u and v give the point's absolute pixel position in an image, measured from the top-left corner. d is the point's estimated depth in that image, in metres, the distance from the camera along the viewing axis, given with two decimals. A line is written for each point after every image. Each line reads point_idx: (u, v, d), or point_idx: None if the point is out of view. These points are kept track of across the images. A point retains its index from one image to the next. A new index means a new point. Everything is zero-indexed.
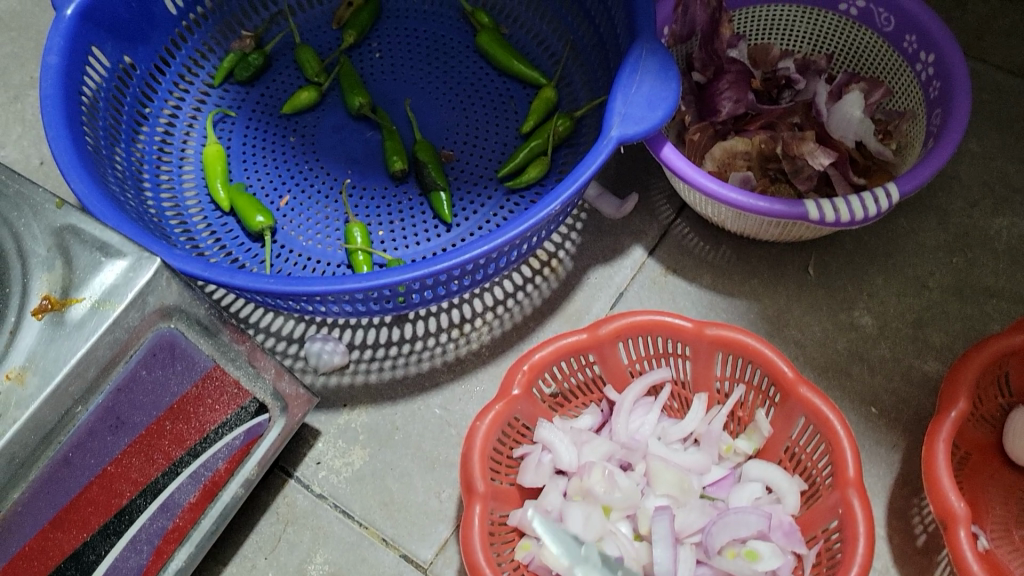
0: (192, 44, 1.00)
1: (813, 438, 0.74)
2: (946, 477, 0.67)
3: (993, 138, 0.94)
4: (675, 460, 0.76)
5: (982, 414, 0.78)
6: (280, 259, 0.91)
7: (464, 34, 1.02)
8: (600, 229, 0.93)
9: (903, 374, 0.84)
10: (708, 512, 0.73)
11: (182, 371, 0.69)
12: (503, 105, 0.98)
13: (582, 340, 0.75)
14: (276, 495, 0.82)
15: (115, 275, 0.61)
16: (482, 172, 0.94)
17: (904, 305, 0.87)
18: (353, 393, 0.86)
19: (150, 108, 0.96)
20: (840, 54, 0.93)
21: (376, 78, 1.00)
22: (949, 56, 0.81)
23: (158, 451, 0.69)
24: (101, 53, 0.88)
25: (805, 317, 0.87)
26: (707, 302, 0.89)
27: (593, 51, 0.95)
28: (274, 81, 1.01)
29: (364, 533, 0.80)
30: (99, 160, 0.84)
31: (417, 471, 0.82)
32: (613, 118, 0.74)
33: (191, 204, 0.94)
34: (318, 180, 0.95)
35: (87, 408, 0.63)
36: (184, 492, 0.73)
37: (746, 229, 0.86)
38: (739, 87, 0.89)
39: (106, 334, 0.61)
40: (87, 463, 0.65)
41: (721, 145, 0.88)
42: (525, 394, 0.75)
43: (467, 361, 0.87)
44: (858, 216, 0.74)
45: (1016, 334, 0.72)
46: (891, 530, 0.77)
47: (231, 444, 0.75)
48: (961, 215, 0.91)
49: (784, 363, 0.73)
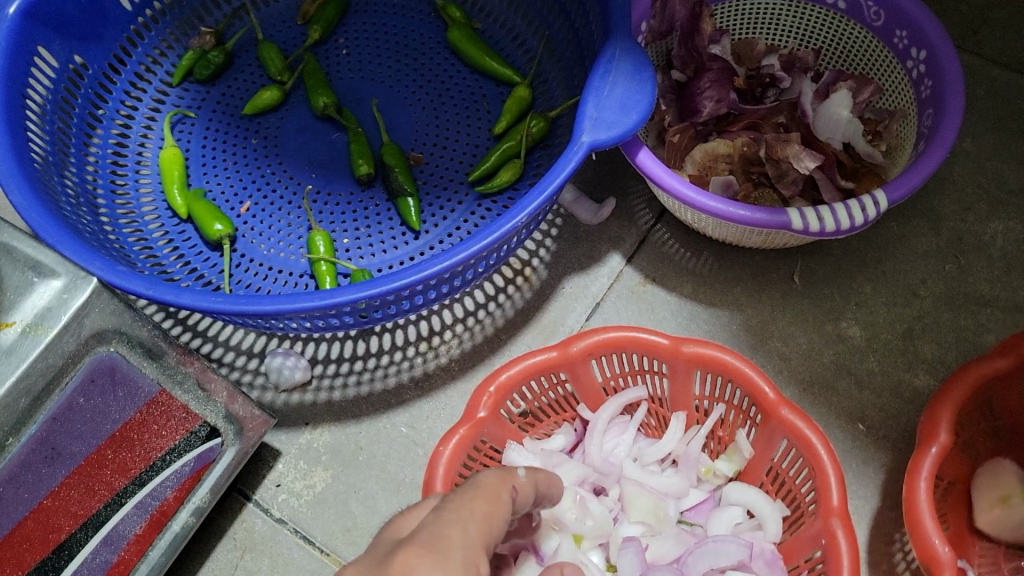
0: (149, 41, 0.95)
1: (796, 461, 0.69)
2: (929, 516, 0.63)
3: (988, 136, 0.90)
4: (651, 484, 0.72)
5: (967, 441, 0.74)
6: (240, 269, 0.87)
7: (434, 29, 0.97)
8: (575, 235, 0.89)
9: (893, 389, 0.79)
10: (684, 541, 0.70)
11: (124, 398, 0.65)
12: (475, 104, 0.93)
13: (552, 358, 0.71)
14: (233, 520, 0.78)
15: (48, 296, 0.59)
16: (452, 175, 0.90)
17: (893, 315, 0.83)
18: (315, 410, 0.82)
19: (104, 110, 0.92)
20: (827, 49, 0.89)
21: (342, 76, 0.95)
22: (942, 53, 0.76)
23: (99, 483, 0.65)
24: (48, 53, 0.84)
25: (790, 329, 0.83)
26: (687, 312, 0.85)
27: (568, 47, 0.90)
28: (236, 79, 0.97)
29: (325, 561, 0.76)
30: (45, 168, 0.80)
31: (381, 494, 0.78)
32: (585, 123, 0.70)
33: (147, 211, 0.90)
34: (280, 185, 0.90)
35: (19, 440, 0.59)
36: (129, 523, 0.68)
37: (729, 236, 0.82)
38: (721, 86, 0.85)
39: (38, 361, 0.58)
40: (21, 498, 0.61)
41: (701, 147, 0.84)
42: (492, 416, 0.71)
43: (435, 376, 0.83)
44: (843, 225, 0.70)
45: (1001, 359, 0.68)
46: (876, 555, 0.73)
47: (180, 472, 0.70)
48: (954, 219, 0.86)
49: (765, 383, 0.69)
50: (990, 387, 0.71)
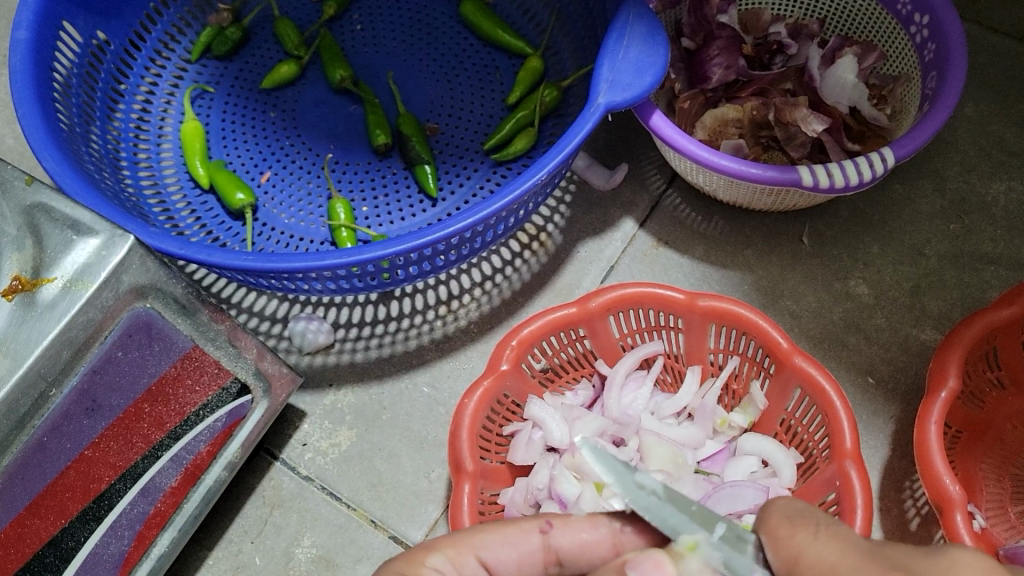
0: (168, 18, 0.97)
1: (810, 410, 0.72)
2: (939, 459, 0.66)
3: (989, 101, 0.92)
4: (669, 435, 0.74)
5: (970, 390, 0.76)
6: (262, 237, 0.89)
7: (447, 4, 0.99)
8: (589, 201, 0.91)
9: (902, 343, 0.82)
10: (702, 487, 0.71)
11: (159, 353, 0.67)
12: (489, 76, 0.96)
13: (571, 314, 0.73)
14: (261, 478, 0.80)
15: (87, 253, 0.60)
16: (468, 144, 0.92)
17: (900, 274, 0.85)
18: (339, 372, 0.84)
19: (126, 85, 0.94)
20: (832, 17, 0.91)
21: (358, 51, 0.97)
22: (943, 16, 0.78)
23: (136, 435, 0.67)
24: (73, 28, 0.86)
25: (800, 288, 0.85)
26: (699, 274, 0.87)
27: (579, 18, 0.92)
28: (253, 55, 0.99)
29: (352, 515, 0.79)
30: (73, 138, 0.81)
31: (405, 452, 0.81)
32: (600, 85, 0.72)
33: (170, 182, 0.92)
34: (299, 156, 0.92)
35: (61, 391, 0.61)
36: (165, 476, 0.70)
37: (739, 198, 0.84)
38: (729, 53, 0.87)
39: (79, 315, 0.59)
40: (63, 448, 0.63)
41: (710, 113, 0.86)
42: (514, 369, 0.73)
43: (455, 338, 0.85)
44: (851, 180, 0.72)
45: (1004, 308, 0.70)
46: (887, 501, 0.76)
47: (212, 427, 0.72)
48: (958, 180, 0.89)
49: (779, 333, 0.71)
50: (993, 338, 0.73)
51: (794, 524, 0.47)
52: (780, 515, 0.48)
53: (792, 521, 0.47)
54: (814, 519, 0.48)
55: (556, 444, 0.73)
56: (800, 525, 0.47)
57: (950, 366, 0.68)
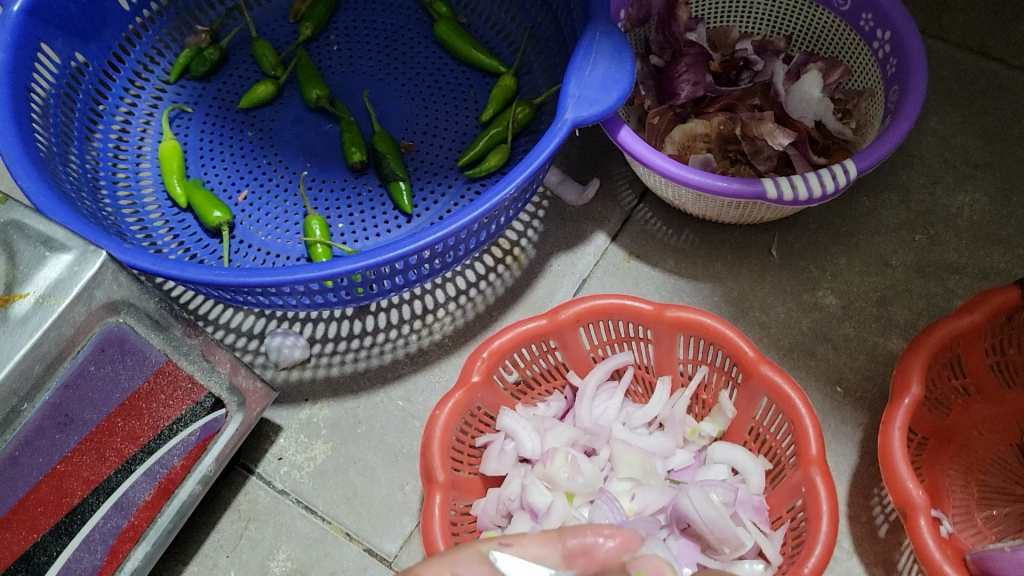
0: (147, 40, 0.99)
1: (776, 417, 0.73)
2: (902, 464, 0.66)
3: (953, 115, 0.94)
4: (639, 444, 0.75)
5: (936, 398, 0.77)
6: (239, 254, 0.90)
7: (422, 24, 1.01)
8: (562, 216, 0.92)
9: (869, 352, 0.83)
10: (669, 491, 0.72)
11: (132, 367, 0.68)
12: (463, 94, 0.97)
13: (541, 326, 0.74)
14: (237, 492, 0.81)
15: (59, 270, 0.61)
16: (442, 161, 0.94)
17: (867, 284, 0.86)
18: (315, 386, 0.85)
19: (104, 106, 0.95)
20: (798, 34, 0.93)
21: (334, 70, 0.99)
22: (905, 32, 0.80)
23: (109, 449, 0.68)
24: (51, 50, 0.87)
25: (769, 299, 0.86)
26: (670, 286, 0.88)
27: (551, 37, 0.94)
28: (230, 76, 1.00)
29: (327, 528, 0.79)
30: (50, 160, 0.83)
31: (380, 464, 0.81)
32: (568, 101, 0.72)
33: (149, 201, 0.93)
34: (277, 174, 0.94)
35: (33, 405, 0.61)
36: (138, 490, 0.71)
37: (708, 211, 0.85)
38: (698, 70, 0.89)
39: (51, 330, 0.60)
40: (35, 462, 0.64)
41: (679, 128, 0.88)
42: (485, 381, 0.73)
43: (430, 351, 0.86)
44: (816, 192, 0.72)
45: (966, 315, 0.71)
46: (855, 508, 0.77)
47: (187, 440, 0.73)
48: (923, 193, 0.90)
49: (746, 342, 0.71)
50: (957, 346, 0.75)
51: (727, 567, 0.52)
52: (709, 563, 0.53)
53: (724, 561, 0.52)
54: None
55: (527, 455, 0.74)
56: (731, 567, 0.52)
57: (913, 372, 0.69)
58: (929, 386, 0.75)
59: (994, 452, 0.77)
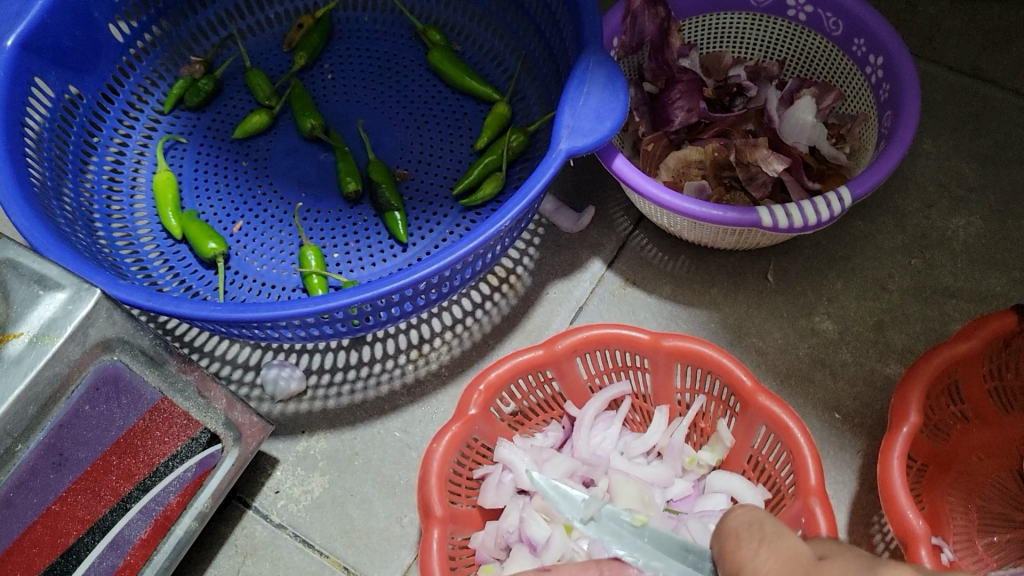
0: (141, 71, 0.99)
1: (775, 446, 0.72)
2: (902, 494, 0.66)
3: (947, 137, 0.94)
4: (637, 474, 0.75)
5: (935, 424, 0.76)
6: (234, 285, 0.90)
7: (416, 52, 1.01)
8: (557, 243, 0.92)
9: (866, 377, 0.83)
10: (668, 523, 0.71)
11: (127, 405, 0.67)
12: (457, 122, 0.97)
13: (538, 356, 0.74)
14: (234, 526, 0.80)
15: (53, 308, 0.60)
16: (437, 189, 0.94)
17: (864, 309, 0.86)
18: (311, 418, 0.85)
19: (99, 138, 0.95)
20: (791, 59, 0.94)
21: (328, 99, 0.99)
22: (898, 58, 0.80)
23: (105, 487, 0.68)
24: (45, 84, 0.87)
25: (766, 325, 0.86)
26: (667, 313, 0.88)
27: (544, 65, 0.94)
28: (225, 106, 1.00)
29: (325, 562, 0.79)
30: (45, 194, 0.82)
31: (378, 497, 0.81)
32: (561, 131, 0.72)
33: (143, 233, 0.93)
34: (272, 205, 0.93)
35: (28, 445, 0.61)
36: (134, 528, 0.70)
37: (703, 238, 0.85)
38: (691, 96, 0.89)
39: (45, 369, 0.59)
40: (30, 503, 0.63)
41: (675, 155, 0.87)
42: (482, 414, 0.73)
43: (426, 382, 0.86)
44: (811, 220, 0.72)
45: (963, 342, 0.71)
46: (855, 536, 0.76)
47: (182, 477, 0.73)
48: (918, 216, 0.91)
49: (743, 371, 0.71)
50: (954, 371, 0.74)
51: (740, 538, 0.47)
52: (737, 523, 0.48)
53: (740, 533, 0.47)
54: (762, 531, 0.46)
55: (525, 487, 0.74)
56: (744, 540, 0.46)
57: (911, 401, 0.68)
58: (928, 413, 0.75)
59: (994, 478, 0.77)
